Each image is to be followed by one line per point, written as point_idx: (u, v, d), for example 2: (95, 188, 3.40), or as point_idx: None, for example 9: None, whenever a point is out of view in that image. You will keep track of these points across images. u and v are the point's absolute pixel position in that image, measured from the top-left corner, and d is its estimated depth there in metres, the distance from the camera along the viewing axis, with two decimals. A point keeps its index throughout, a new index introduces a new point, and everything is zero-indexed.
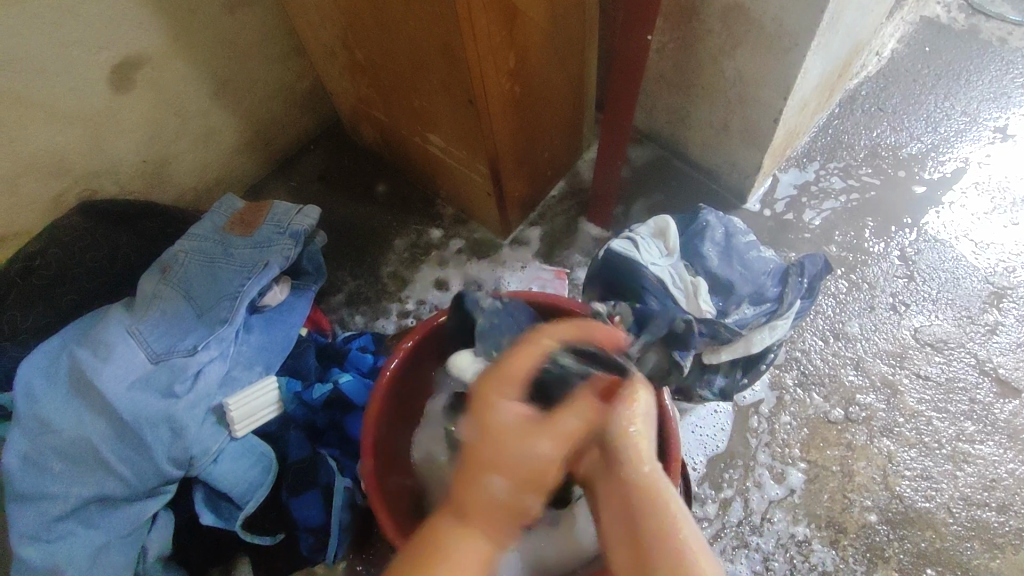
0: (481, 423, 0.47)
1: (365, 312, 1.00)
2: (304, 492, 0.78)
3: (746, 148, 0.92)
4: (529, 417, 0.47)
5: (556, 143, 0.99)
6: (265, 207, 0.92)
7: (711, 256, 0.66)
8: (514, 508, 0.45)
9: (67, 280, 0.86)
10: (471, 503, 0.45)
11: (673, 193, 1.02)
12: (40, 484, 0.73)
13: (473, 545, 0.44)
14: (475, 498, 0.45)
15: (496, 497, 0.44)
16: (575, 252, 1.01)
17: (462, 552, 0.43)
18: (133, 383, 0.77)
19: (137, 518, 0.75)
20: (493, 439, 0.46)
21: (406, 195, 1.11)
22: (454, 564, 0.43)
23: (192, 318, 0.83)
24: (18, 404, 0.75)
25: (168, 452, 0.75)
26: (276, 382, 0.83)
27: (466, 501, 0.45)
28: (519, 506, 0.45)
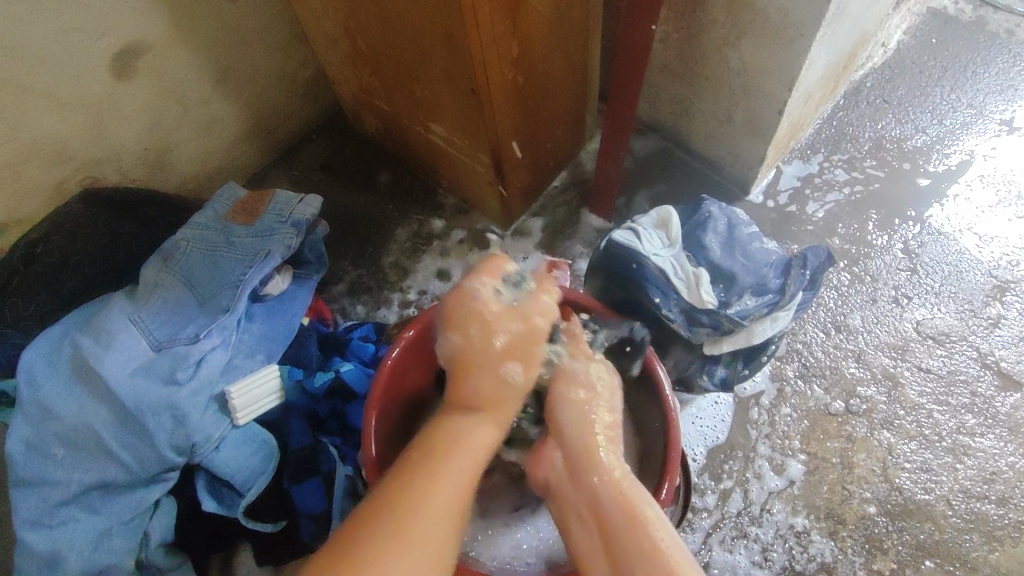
0: (457, 330, 0.61)
1: (366, 301, 1.00)
2: (306, 480, 0.79)
3: (749, 139, 0.92)
4: (508, 321, 0.61)
5: (559, 133, 0.99)
6: (267, 196, 0.92)
7: (714, 246, 0.64)
8: (506, 387, 0.60)
9: (69, 268, 0.86)
10: (465, 392, 0.60)
11: (676, 184, 1.02)
12: (43, 470, 0.74)
13: (475, 429, 0.58)
14: (468, 389, 0.60)
15: (489, 385, 0.60)
16: (577, 244, 1.01)
17: (465, 435, 0.58)
18: (134, 370, 0.77)
19: (139, 504, 0.75)
20: (476, 341, 0.61)
21: (408, 185, 1.10)
22: (455, 442, 0.57)
23: (193, 306, 0.83)
24: (21, 391, 0.76)
25: (170, 438, 0.75)
26: (278, 370, 0.83)
27: (469, 398, 0.60)
28: (514, 382, 0.60)
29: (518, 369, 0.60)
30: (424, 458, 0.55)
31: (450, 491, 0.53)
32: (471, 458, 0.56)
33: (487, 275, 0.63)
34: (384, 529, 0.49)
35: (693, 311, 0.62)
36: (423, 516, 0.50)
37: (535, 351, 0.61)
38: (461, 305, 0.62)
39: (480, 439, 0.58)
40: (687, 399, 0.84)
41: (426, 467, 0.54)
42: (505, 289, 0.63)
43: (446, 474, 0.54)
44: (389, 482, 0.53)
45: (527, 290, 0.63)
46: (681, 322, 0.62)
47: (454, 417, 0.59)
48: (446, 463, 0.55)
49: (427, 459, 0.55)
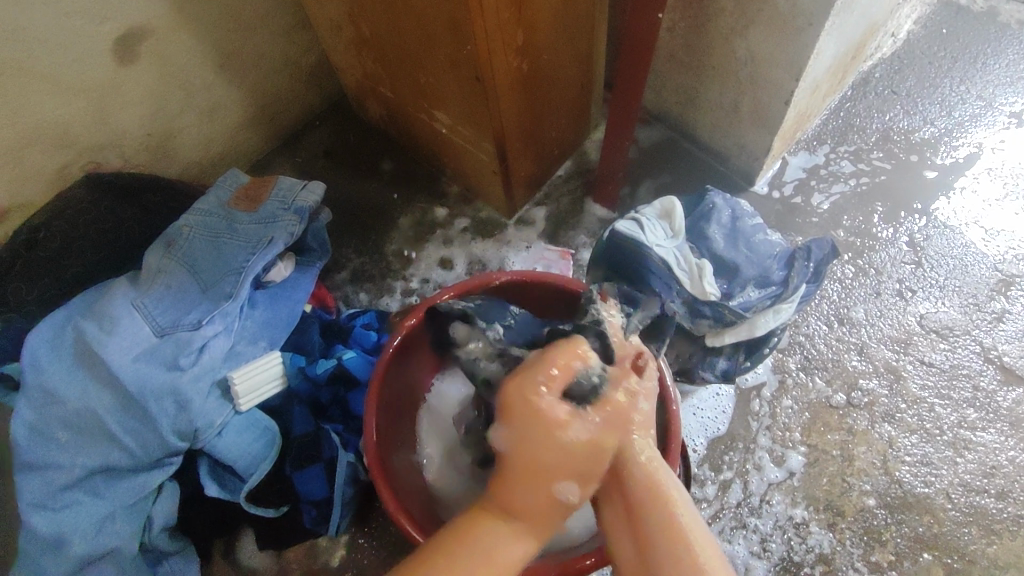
0: (510, 420, 0.46)
1: (369, 289, 1.00)
2: (307, 467, 0.79)
3: (755, 130, 0.91)
4: (585, 425, 0.46)
5: (563, 123, 0.98)
6: (270, 183, 0.92)
7: (717, 238, 0.64)
8: (551, 509, 0.46)
9: (73, 253, 0.86)
10: (516, 500, 0.46)
11: (681, 174, 1.02)
12: (47, 453, 0.74)
13: (513, 538, 0.46)
14: (518, 503, 0.46)
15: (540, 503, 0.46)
16: (580, 233, 1.00)
17: (500, 548, 0.45)
18: (137, 356, 0.77)
19: (142, 488, 0.76)
20: (532, 447, 0.45)
21: (411, 173, 1.10)
22: (488, 560, 0.45)
23: (196, 292, 0.83)
24: (25, 375, 0.76)
25: (173, 423, 0.76)
26: (279, 357, 0.83)
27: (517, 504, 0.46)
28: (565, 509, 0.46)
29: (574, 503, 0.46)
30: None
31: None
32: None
33: (565, 368, 0.48)
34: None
35: (695, 303, 0.61)
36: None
37: (603, 467, 0.47)
38: (528, 403, 0.46)
39: (511, 554, 0.46)
40: (689, 390, 0.84)
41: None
42: (580, 373, 0.48)
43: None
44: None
45: (608, 381, 0.49)
46: (684, 313, 0.62)
47: (492, 520, 0.47)
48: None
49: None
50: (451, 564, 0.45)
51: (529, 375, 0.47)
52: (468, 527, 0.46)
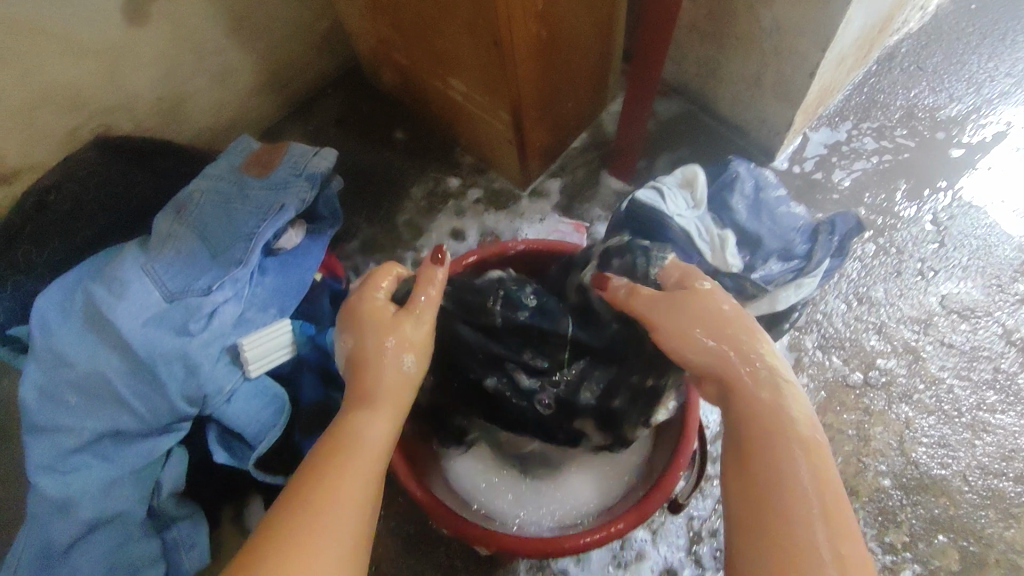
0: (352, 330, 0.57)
1: (379, 259, 0.99)
2: (316, 433, 0.81)
3: (777, 103, 0.88)
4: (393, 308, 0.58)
5: (581, 93, 0.96)
6: (281, 148, 0.91)
7: (740, 209, 0.63)
8: (396, 381, 0.54)
9: (83, 216, 0.85)
10: (368, 386, 0.53)
11: (699, 149, 0.99)
12: (57, 416, 0.74)
13: (379, 414, 0.51)
14: (369, 387, 0.53)
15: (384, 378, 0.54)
16: (595, 207, 0.99)
17: (363, 424, 0.50)
18: (147, 320, 0.76)
19: (152, 452, 0.76)
20: (370, 344, 0.55)
21: (423, 143, 1.08)
22: (354, 434, 0.49)
23: (206, 259, 0.82)
24: (34, 337, 0.76)
25: (182, 388, 0.75)
26: (289, 325, 0.82)
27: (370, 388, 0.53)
28: (402, 379, 0.54)
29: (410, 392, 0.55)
30: (328, 453, 0.48)
31: (353, 487, 0.46)
32: (373, 454, 0.49)
33: (379, 281, 0.61)
34: (300, 540, 0.42)
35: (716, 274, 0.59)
36: (335, 513, 0.44)
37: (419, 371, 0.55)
38: (361, 311, 0.58)
39: (382, 426, 0.51)
40: None
41: (334, 461, 0.47)
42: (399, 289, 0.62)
43: (351, 469, 0.47)
44: (294, 484, 0.46)
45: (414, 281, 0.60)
46: (706, 285, 0.59)
47: (353, 407, 0.52)
48: (346, 456, 0.48)
49: (331, 453, 0.48)
50: (329, 441, 0.49)
51: (369, 289, 0.59)
52: (332, 421, 0.51)
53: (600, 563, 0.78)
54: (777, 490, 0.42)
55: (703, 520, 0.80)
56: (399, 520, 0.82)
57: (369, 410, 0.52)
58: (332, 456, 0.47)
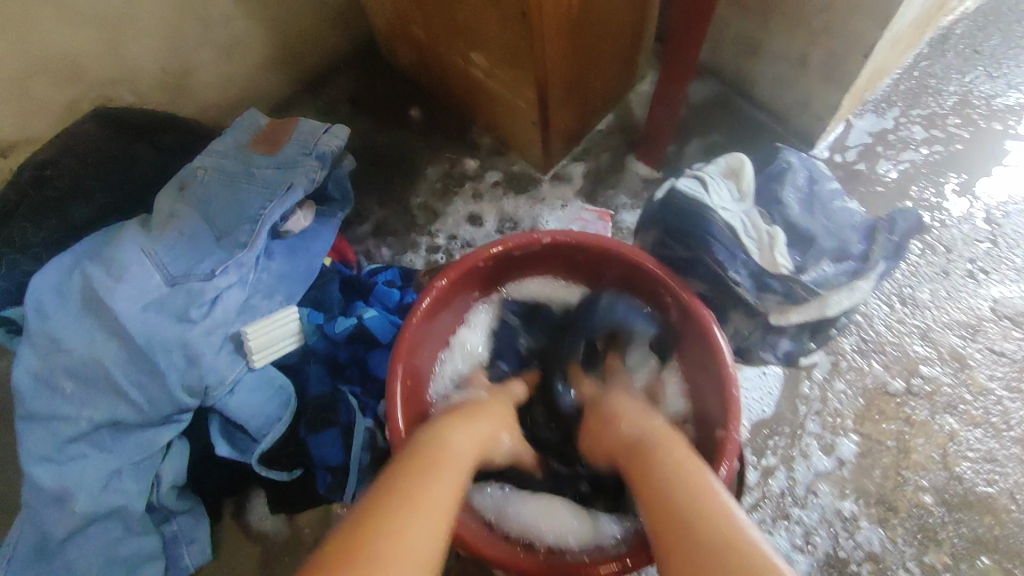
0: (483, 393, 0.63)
1: (392, 244, 0.94)
2: (323, 431, 0.74)
3: (823, 86, 0.82)
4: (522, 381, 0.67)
5: (610, 72, 0.90)
6: (290, 125, 0.86)
7: (792, 202, 0.58)
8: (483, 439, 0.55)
9: (81, 194, 0.81)
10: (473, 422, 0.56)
11: (734, 134, 0.93)
12: (52, 404, 0.70)
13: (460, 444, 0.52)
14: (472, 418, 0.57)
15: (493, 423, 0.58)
16: (620, 193, 0.93)
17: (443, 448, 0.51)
18: (147, 305, 0.72)
19: (151, 445, 0.72)
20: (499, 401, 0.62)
21: (440, 122, 1.03)
22: (438, 453, 0.50)
23: (210, 241, 0.78)
24: (29, 321, 0.72)
25: (182, 378, 0.71)
26: (296, 312, 0.78)
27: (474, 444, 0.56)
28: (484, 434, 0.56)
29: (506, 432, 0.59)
30: (409, 467, 0.49)
31: (430, 502, 0.45)
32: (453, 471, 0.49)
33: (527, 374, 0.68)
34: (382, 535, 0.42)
35: (762, 275, 0.54)
36: (424, 519, 0.44)
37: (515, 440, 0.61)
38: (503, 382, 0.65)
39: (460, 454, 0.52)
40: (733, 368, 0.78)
41: (417, 478, 0.47)
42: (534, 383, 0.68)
43: (429, 488, 0.46)
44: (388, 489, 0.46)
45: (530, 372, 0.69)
46: (749, 287, 0.54)
47: (443, 431, 0.53)
48: (428, 473, 0.48)
49: (412, 471, 0.48)
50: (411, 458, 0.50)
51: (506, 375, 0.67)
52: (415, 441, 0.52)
53: None
54: (653, 476, 0.48)
55: None
56: None
57: (452, 434, 0.53)
58: (421, 471, 0.48)
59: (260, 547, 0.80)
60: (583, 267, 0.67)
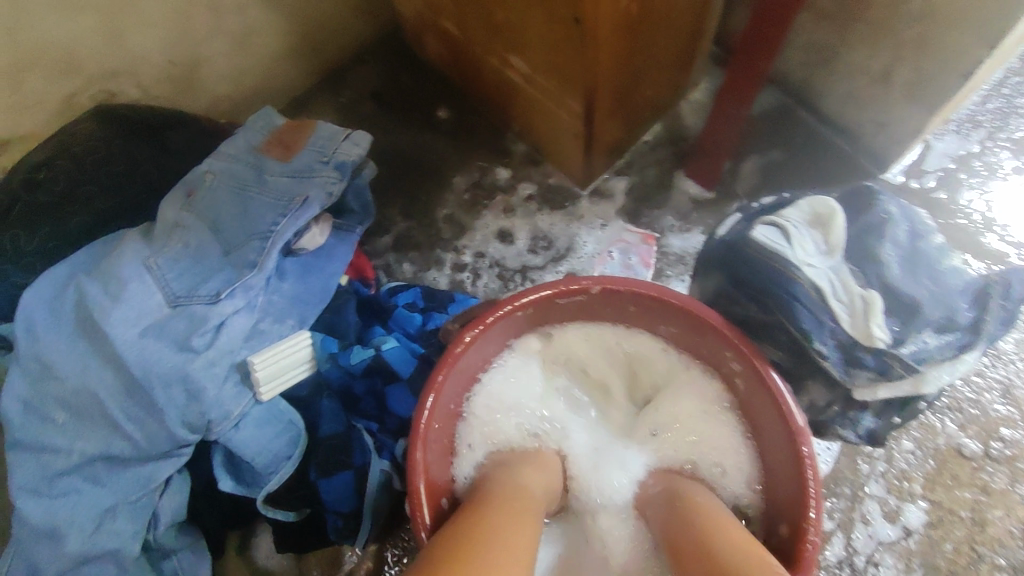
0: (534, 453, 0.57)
1: (414, 259, 0.87)
2: (336, 472, 0.67)
3: (907, 105, 0.73)
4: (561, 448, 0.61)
5: (662, 79, 0.81)
6: (308, 128, 0.79)
7: (893, 262, 0.49)
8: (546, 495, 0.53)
9: (77, 200, 0.74)
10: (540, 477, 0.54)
11: (796, 153, 0.84)
12: (42, 433, 0.65)
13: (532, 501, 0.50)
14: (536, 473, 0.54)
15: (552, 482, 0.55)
16: (666, 214, 0.85)
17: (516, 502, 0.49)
18: (145, 329, 0.66)
19: (148, 480, 0.66)
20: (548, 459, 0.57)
21: (469, 125, 0.95)
22: (511, 505, 0.48)
23: (217, 256, 0.71)
24: (20, 341, 0.67)
25: (182, 415, 0.65)
26: (310, 337, 0.72)
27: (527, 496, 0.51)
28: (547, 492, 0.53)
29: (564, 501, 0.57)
30: (483, 515, 0.46)
31: (512, 546, 0.43)
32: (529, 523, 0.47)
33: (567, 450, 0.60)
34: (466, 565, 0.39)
35: (853, 348, 0.46)
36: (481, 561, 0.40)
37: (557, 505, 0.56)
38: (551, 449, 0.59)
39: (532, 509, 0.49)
40: None
41: (496, 523, 0.45)
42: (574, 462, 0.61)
43: (506, 533, 0.44)
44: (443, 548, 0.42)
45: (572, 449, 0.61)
46: (838, 360, 0.47)
47: (514, 486, 0.51)
48: (506, 519, 0.45)
49: (487, 517, 0.46)
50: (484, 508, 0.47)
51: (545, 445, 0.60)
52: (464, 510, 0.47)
53: None
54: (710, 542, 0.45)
55: None
56: None
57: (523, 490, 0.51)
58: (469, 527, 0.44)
59: None
60: (637, 315, 0.59)
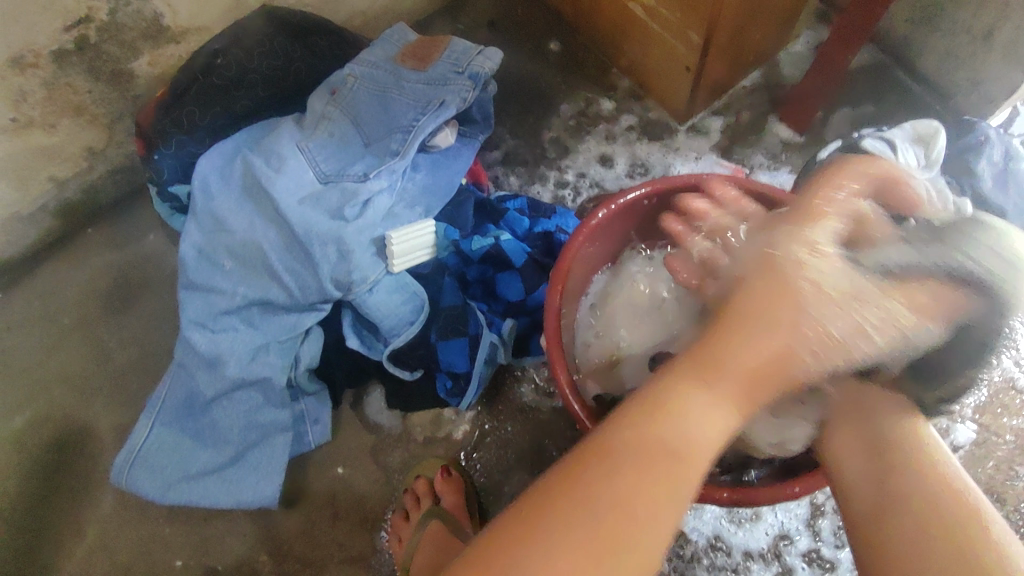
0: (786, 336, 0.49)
1: (520, 173, 0.96)
2: (452, 338, 0.80)
3: (1004, 65, 0.78)
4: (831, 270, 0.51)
5: (771, 25, 0.88)
6: (441, 42, 0.86)
7: (987, 176, 0.66)
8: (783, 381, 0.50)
9: (244, 85, 0.85)
10: (719, 358, 0.49)
11: (888, 106, 0.91)
12: (211, 277, 0.77)
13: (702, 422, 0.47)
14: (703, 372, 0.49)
15: (763, 312, 0.50)
16: (757, 152, 0.93)
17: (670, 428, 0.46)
18: (302, 199, 0.77)
19: (294, 327, 0.78)
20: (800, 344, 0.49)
21: (579, 59, 1.02)
22: (668, 440, 0.45)
23: (359, 145, 0.81)
24: (196, 198, 0.78)
25: (333, 272, 0.76)
26: (433, 226, 0.81)
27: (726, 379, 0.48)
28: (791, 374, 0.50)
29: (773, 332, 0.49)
30: (644, 464, 0.44)
31: (679, 471, 0.44)
32: (699, 449, 0.46)
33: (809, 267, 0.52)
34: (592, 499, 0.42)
35: None
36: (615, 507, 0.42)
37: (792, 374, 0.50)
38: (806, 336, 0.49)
39: (701, 439, 0.46)
40: None
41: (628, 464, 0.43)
42: None
43: (664, 496, 0.43)
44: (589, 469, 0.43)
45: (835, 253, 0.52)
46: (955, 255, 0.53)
47: (693, 402, 0.47)
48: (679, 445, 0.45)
49: (646, 470, 0.43)
50: (646, 442, 0.45)
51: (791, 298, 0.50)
52: (630, 414, 0.47)
53: (715, 515, 0.78)
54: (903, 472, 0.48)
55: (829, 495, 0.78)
56: (516, 436, 0.86)
57: (694, 411, 0.47)
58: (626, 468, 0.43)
59: (374, 437, 0.87)
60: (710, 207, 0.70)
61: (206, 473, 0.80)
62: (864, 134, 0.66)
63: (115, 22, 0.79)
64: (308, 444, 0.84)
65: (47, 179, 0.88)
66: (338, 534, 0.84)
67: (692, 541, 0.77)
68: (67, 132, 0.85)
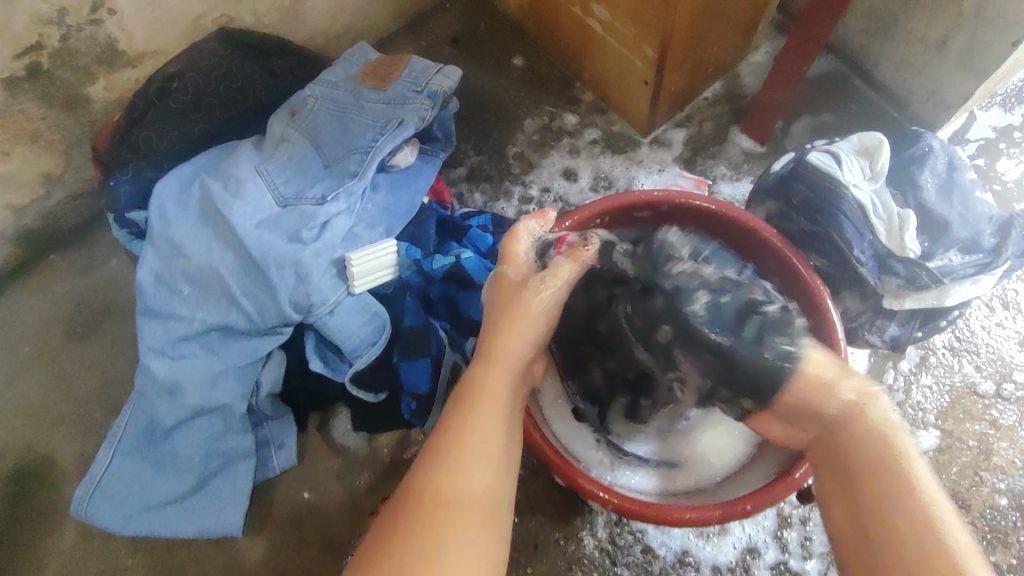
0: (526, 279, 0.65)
1: (485, 190, 0.96)
2: (415, 359, 0.79)
3: (958, 72, 0.79)
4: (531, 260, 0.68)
5: (729, 36, 0.88)
6: (402, 61, 0.86)
7: (929, 186, 0.69)
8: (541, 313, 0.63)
9: (202, 108, 0.84)
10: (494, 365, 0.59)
11: (848, 116, 0.92)
12: (169, 303, 0.76)
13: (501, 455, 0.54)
14: (478, 413, 0.55)
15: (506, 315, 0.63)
16: (719, 164, 0.93)
17: (450, 482, 0.50)
18: (261, 222, 0.77)
19: (254, 352, 0.78)
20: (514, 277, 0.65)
21: (542, 74, 1.02)
22: (452, 494, 0.49)
23: (318, 167, 0.80)
24: (153, 224, 0.77)
25: (291, 294, 0.75)
26: (395, 246, 0.80)
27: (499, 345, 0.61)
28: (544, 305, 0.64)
29: (540, 363, 0.67)
30: (428, 504, 0.48)
31: (488, 438, 0.54)
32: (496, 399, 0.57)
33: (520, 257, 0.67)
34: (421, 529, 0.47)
35: (887, 257, 0.64)
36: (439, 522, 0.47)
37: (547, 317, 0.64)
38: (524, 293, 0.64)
39: (487, 431, 0.54)
40: None
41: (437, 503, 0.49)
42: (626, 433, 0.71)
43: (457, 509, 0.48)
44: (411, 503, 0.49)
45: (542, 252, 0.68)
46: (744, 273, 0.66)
47: (467, 412, 0.55)
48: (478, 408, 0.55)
49: (434, 505, 0.48)
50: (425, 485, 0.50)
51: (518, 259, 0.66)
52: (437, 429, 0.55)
53: (683, 530, 0.77)
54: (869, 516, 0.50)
55: (796, 507, 0.77)
56: None
57: (474, 459, 0.52)
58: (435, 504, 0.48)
59: (341, 460, 0.86)
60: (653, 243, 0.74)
61: (167, 503, 0.78)
62: (815, 145, 0.69)
63: (68, 48, 0.78)
64: (272, 469, 0.83)
65: (4, 206, 0.87)
66: (304, 561, 0.82)
67: (659, 557, 0.76)
68: (23, 158, 0.85)
